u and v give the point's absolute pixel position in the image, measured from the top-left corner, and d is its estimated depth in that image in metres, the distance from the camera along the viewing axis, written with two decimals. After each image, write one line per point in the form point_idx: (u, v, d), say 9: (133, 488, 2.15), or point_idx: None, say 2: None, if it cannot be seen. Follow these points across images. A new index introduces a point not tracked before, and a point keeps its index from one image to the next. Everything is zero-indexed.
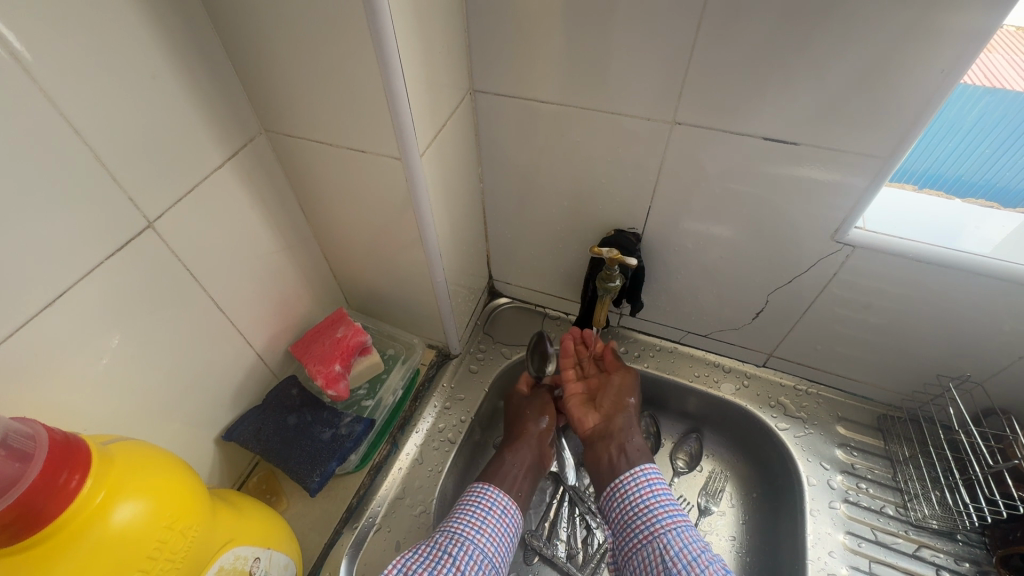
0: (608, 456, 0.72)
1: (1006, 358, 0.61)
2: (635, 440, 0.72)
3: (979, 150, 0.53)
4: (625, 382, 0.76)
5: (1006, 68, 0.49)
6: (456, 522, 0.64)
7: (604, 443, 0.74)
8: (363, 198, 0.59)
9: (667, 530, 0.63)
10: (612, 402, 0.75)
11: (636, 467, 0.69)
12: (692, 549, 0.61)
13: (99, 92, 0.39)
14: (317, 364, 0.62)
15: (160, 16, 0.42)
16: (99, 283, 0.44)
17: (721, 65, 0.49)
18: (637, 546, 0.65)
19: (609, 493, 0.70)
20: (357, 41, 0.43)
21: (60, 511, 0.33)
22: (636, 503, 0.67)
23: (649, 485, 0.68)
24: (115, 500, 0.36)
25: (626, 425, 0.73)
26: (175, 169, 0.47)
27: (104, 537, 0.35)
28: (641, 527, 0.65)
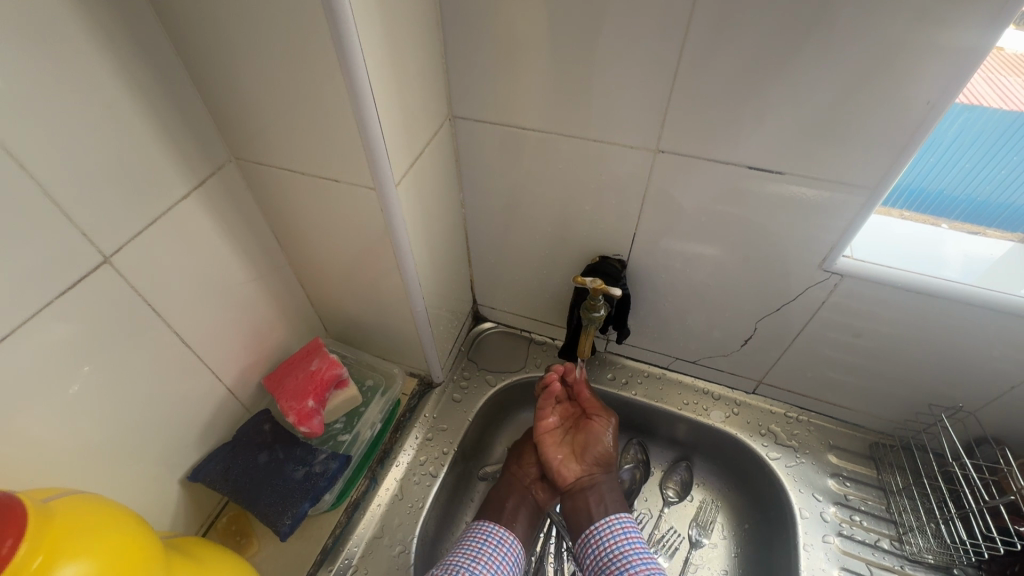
0: (585, 506, 0.69)
1: (999, 387, 0.60)
2: (614, 491, 0.70)
3: (959, 164, 0.51)
4: (609, 429, 0.73)
5: (979, 83, 0.47)
6: (454, 556, 0.63)
7: (584, 494, 0.70)
8: (340, 226, 0.57)
9: (641, 574, 0.62)
10: (594, 451, 0.71)
11: (611, 516, 0.67)
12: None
13: (51, 122, 0.37)
14: (289, 400, 0.59)
15: (120, 45, 0.40)
16: (50, 323, 0.41)
17: (701, 94, 0.48)
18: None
19: (583, 540, 0.67)
20: (327, 68, 0.41)
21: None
22: (609, 550, 0.65)
23: (623, 531, 0.66)
24: (56, 559, 0.33)
25: (607, 476, 0.71)
26: (136, 201, 0.45)
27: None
28: (616, 572, 0.63)
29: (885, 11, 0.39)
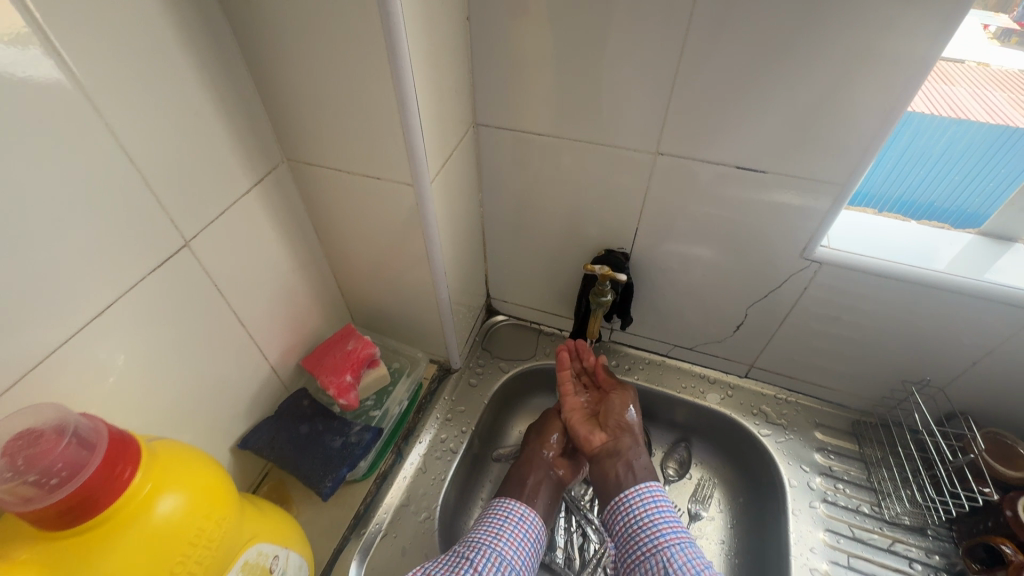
0: (614, 474, 0.72)
1: (963, 363, 0.67)
2: (642, 457, 0.73)
3: (950, 175, 0.62)
4: (625, 398, 0.77)
5: (968, 99, 0.57)
6: (477, 532, 0.66)
7: (611, 460, 0.74)
8: (377, 220, 0.64)
9: (670, 542, 0.65)
10: (615, 418, 0.76)
11: (641, 484, 0.70)
12: (697, 563, 0.62)
13: (150, 125, 0.44)
14: (329, 375, 0.66)
15: (204, 62, 0.48)
16: (138, 297, 0.48)
17: (694, 103, 0.56)
18: (641, 558, 0.65)
19: (614, 506, 0.71)
20: (378, 79, 0.48)
21: (109, 503, 0.36)
22: (639, 517, 0.68)
23: (651, 499, 0.69)
24: (156, 493, 0.39)
25: (631, 441, 0.74)
26: (209, 194, 0.52)
27: (142, 530, 0.38)
28: (645, 539, 0.66)
29: (848, 34, 0.47)
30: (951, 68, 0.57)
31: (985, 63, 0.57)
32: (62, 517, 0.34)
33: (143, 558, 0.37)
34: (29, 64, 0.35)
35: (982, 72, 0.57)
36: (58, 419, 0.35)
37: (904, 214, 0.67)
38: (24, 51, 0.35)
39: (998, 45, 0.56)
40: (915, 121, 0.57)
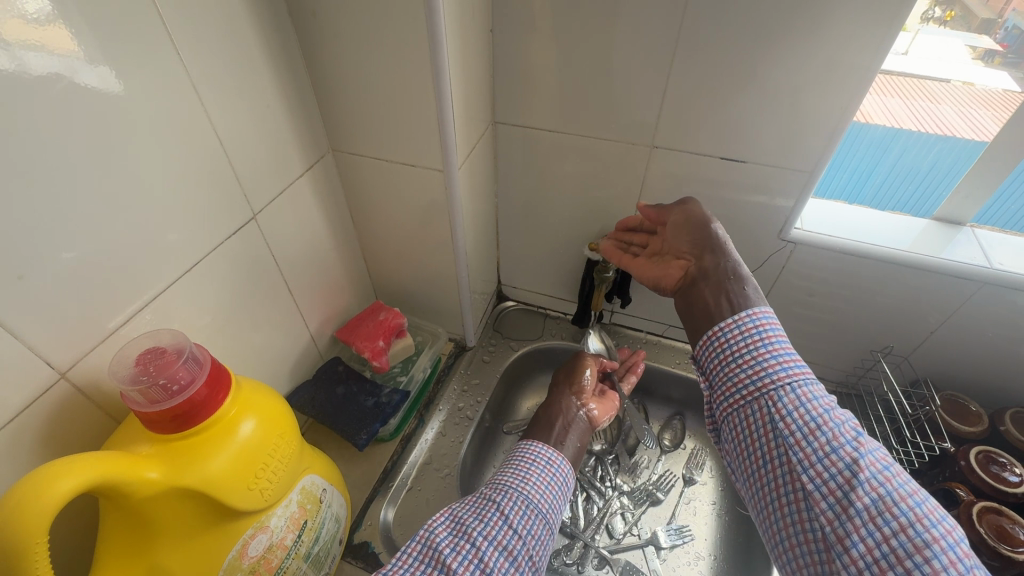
0: (705, 301, 0.64)
1: (922, 334, 0.76)
2: (737, 271, 0.64)
3: (938, 189, 0.76)
4: (688, 214, 0.67)
5: (953, 116, 0.70)
6: (504, 476, 0.68)
7: (698, 288, 0.66)
8: (408, 205, 0.73)
9: (780, 385, 0.57)
10: (692, 240, 0.67)
11: (740, 312, 0.61)
12: (812, 408, 0.55)
13: (231, 116, 0.53)
14: (363, 341, 0.75)
15: (274, 65, 0.57)
16: (213, 262, 0.56)
17: (686, 103, 0.65)
18: (740, 403, 0.60)
19: (706, 343, 0.63)
20: (421, 79, 0.57)
21: (206, 416, 0.43)
22: (741, 356, 0.60)
23: (758, 334, 0.60)
24: (241, 415, 0.46)
25: (718, 258, 0.65)
26: (270, 177, 0.60)
27: (233, 444, 0.45)
28: (747, 383, 0.59)
29: (810, 45, 0.56)
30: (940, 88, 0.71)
31: (969, 82, 0.69)
32: (171, 423, 0.42)
33: (232, 466, 0.44)
34: (68, 71, 0.39)
35: (968, 90, 0.71)
36: (177, 344, 0.44)
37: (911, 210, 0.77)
38: (62, 59, 0.38)
39: (981, 63, 0.69)
40: (904, 135, 0.73)
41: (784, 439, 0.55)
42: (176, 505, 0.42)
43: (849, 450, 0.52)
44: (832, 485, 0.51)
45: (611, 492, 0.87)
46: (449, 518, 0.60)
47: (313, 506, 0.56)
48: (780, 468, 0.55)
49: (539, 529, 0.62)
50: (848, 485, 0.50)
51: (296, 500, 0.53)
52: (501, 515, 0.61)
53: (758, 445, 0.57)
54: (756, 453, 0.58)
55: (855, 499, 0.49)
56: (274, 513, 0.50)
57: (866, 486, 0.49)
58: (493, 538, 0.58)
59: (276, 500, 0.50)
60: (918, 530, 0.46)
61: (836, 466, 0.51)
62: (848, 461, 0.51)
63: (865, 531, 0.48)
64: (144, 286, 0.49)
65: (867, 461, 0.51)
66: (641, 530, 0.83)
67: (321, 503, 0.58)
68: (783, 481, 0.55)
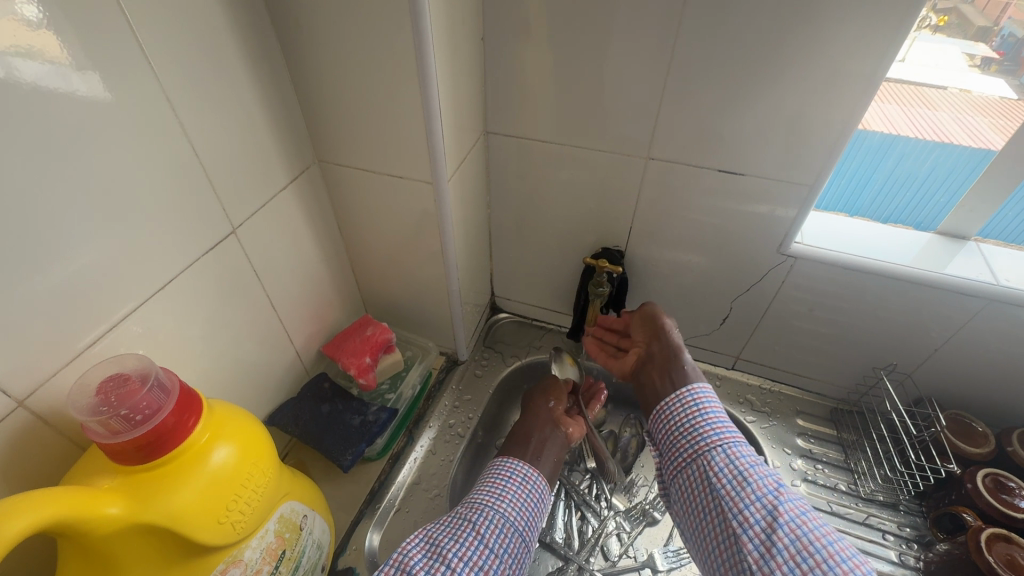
0: (654, 384, 0.70)
1: (925, 351, 0.74)
2: (678, 356, 0.70)
3: (937, 198, 0.71)
4: (644, 310, 0.75)
5: (950, 124, 0.65)
6: (478, 494, 0.67)
7: (647, 371, 0.72)
8: (397, 217, 0.70)
9: (713, 447, 0.62)
10: (645, 329, 0.74)
11: (681, 388, 0.67)
12: (739, 464, 0.59)
13: (209, 125, 0.51)
14: (350, 357, 0.73)
15: (255, 73, 0.55)
16: (191, 277, 0.54)
17: (682, 114, 0.63)
18: (682, 465, 0.64)
19: (655, 416, 0.68)
20: (408, 88, 0.55)
21: (176, 444, 0.41)
22: (681, 425, 0.65)
23: (696, 405, 0.65)
24: (215, 442, 0.44)
25: (663, 344, 0.72)
26: (252, 189, 0.58)
27: (205, 474, 0.42)
28: (686, 446, 0.64)
29: (811, 54, 0.54)
30: (937, 95, 0.66)
31: (966, 90, 0.65)
32: (135, 454, 0.39)
33: (201, 499, 0.42)
34: (61, 79, 0.39)
35: (965, 98, 0.65)
36: (143, 370, 0.41)
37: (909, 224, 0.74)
38: (55, 66, 0.38)
39: (978, 72, 0.65)
40: (902, 143, 0.66)
41: (718, 493, 0.59)
42: (141, 541, 0.40)
43: (770, 498, 0.56)
44: (758, 529, 0.55)
45: (607, 512, 0.84)
46: (423, 540, 0.59)
47: (293, 534, 0.54)
48: (716, 520, 0.58)
49: (515, 547, 0.63)
50: (770, 528, 0.54)
51: (273, 530, 0.50)
52: (477, 535, 0.61)
53: (698, 501, 0.61)
54: (698, 510, 0.61)
55: (777, 539, 0.53)
56: (248, 545, 0.48)
57: (785, 527, 0.53)
58: (469, 559, 0.58)
59: (251, 531, 0.47)
60: (829, 565, 0.50)
61: (759, 511, 0.55)
62: (770, 507, 0.55)
63: (786, 568, 0.51)
64: (115, 303, 0.47)
65: (786, 507, 0.55)
66: (636, 552, 0.80)
67: (301, 530, 0.55)
68: (719, 531, 0.58)
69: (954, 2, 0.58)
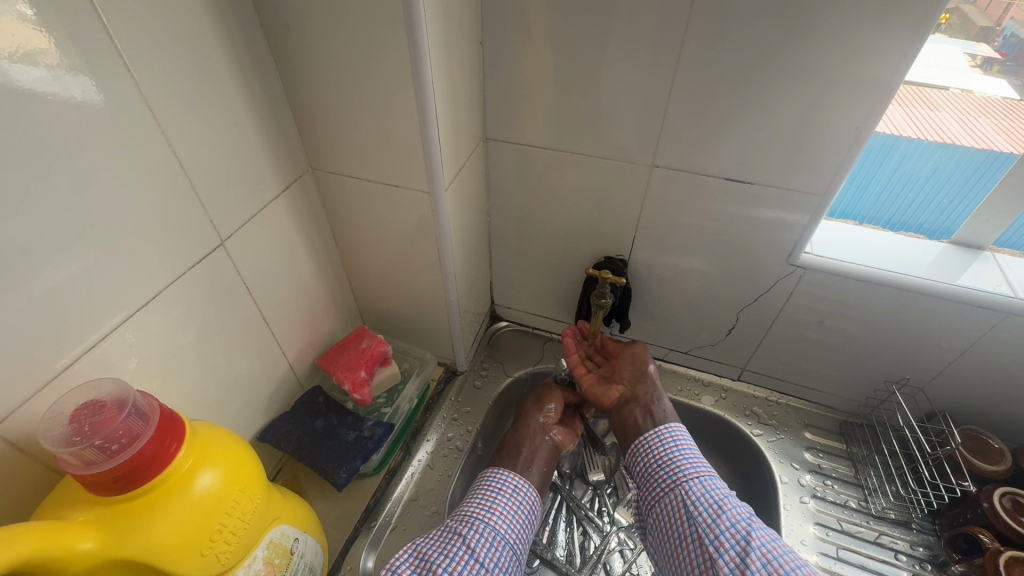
0: (635, 419, 0.73)
1: (940, 364, 0.71)
2: (661, 400, 0.74)
3: (938, 199, 0.68)
4: (636, 351, 0.78)
5: (951, 124, 0.63)
6: (469, 506, 0.66)
7: (629, 408, 0.74)
8: (394, 227, 0.68)
9: (690, 478, 0.65)
10: (632, 369, 0.77)
11: (660, 425, 0.70)
12: (714, 494, 0.63)
13: (197, 135, 0.49)
14: (344, 371, 0.71)
15: (245, 79, 0.53)
16: (178, 291, 0.52)
17: (688, 121, 0.61)
18: (660, 494, 0.66)
19: (633, 450, 0.71)
20: (403, 94, 0.53)
21: (156, 473, 0.39)
22: (659, 457, 0.68)
23: (673, 440, 0.69)
24: (199, 467, 0.41)
25: (648, 386, 0.75)
26: (242, 199, 0.56)
27: (188, 502, 0.40)
28: (664, 476, 0.67)
29: (823, 60, 0.52)
30: (938, 95, 0.63)
31: (968, 90, 0.62)
32: (113, 484, 0.37)
33: (184, 529, 0.40)
34: (56, 83, 0.37)
35: (967, 98, 0.64)
36: (119, 394, 0.39)
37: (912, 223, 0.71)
38: (50, 70, 0.37)
39: (980, 72, 0.62)
40: (899, 144, 0.64)
41: (695, 520, 0.62)
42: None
43: (743, 525, 0.59)
44: (732, 554, 0.57)
45: (610, 527, 0.82)
46: (413, 554, 0.59)
47: (283, 559, 0.51)
48: (692, 546, 0.61)
49: (506, 561, 0.62)
50: (744, 552, 0.57)
51: (261, 557, 0.48)
52: (467, 549, 0.60)
53: (675, 528, 0.63)
54: (675, 538, 0.63)
55: (750, 563, 0.56)
56: (236, 574, 0.45)
57: (757, 552, 0.56)
58: (458, 573, 0.58)
59: (238, 559, 0.45)
60: None
61: (734, 537, 0.58)
62: (743, 532, 0.58)
63: None
64: (97, 321, 0.45)
65: (758, 533, 0.58)
66: (639, 570, 0.78)
67: (292, 555, 0.53)
68: (696, 557, 0.60)
69: (958, 3, 0.54)
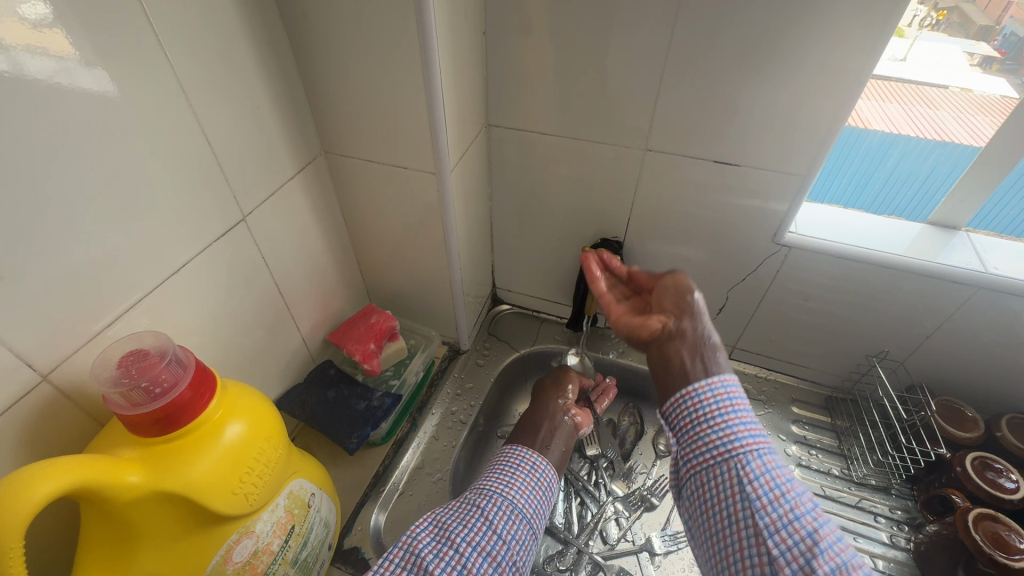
0: (680, 362, 0.54)
1: (917, 338, 0.76)
2: (718, 339, 0.54)
3: (934, 199, 0.73)
4: (674, 276, 0.61)
5: (951, 122, 0.67)
6: (488, 480, 0.67)
7: (674, 345, 0.55)
8: (401, 207, 0.72)
9: (746, 449, 0.48)
10: (678, 298, 0.58)
11: (713, 377, 0.52)
12: (776, 476, 0.47)
13: (221, 117, 0.53)
14: (354, 344, 0.75)
15: (264, 65, 0.57)
16: (203, 263, 0.56)
17: (678, 107, 0.65)
18: (706, 463, 0.50)
19: (671, 406, 0.53)
20: (411, 78, 0.57)
21: (190, 419, 0.43)
22: (708, 415, 0.51)
23: (729, 398, 0.51)
24: (227, 418, 0.45)
25: (698, 320, 0.55)
26: (260, 178, 0.60)
27: (218, 448, 0.44)
28: (714, 442, 0.50)
29: (801, 49, 0.56)
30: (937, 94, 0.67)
31: (967, 89, 0.66)
32: (152, 426, 0.41)
33: (215, 472, 0.44)
34: (65, 73, 0.39)
35: (967, 97, 0.67)
36: (161, 348, 0.44)
37: (908, 215, 0.75)
38: (59, 60, 0.39)
39: (980, 71, 0.65)
40: (900, 142, 0.69)
41: (750, 504, 0.46)
42: (157, 511, 0.42)
43: (810, 520, 0.44)
44: (795, 553, 0.42)
45: (606, 497, 0.86)
46: (431, 523, 0.59)
47: (301, 511, 0.55)
48: (742, 535, 0.46)
49: (523, 534, 0.62)
50: (810, 553, 0.42)
51: (282, 504, 0.52)
52: (486, 521, 0.60)
53: (718, 507, 0.48)
54: (720, 519, 0.48)
55: (817, 566, 0.41)
56: (260, 517, 0.50)
57: (826, 554, 0.42)
58: (476, 544, 0.57)
59: (261, 504, 0.49)
60: None
61: (798, 533, 0.43)
62: (810, 528, 0.43)
63: None
64: (132, 287, 0.49)
65: (826, 531, 0.43)
66: (635, 536, 0.82)
67: (310, 508, 0.57)
68: (744, 549, 0.45)
69: (955, 2, 0.60)
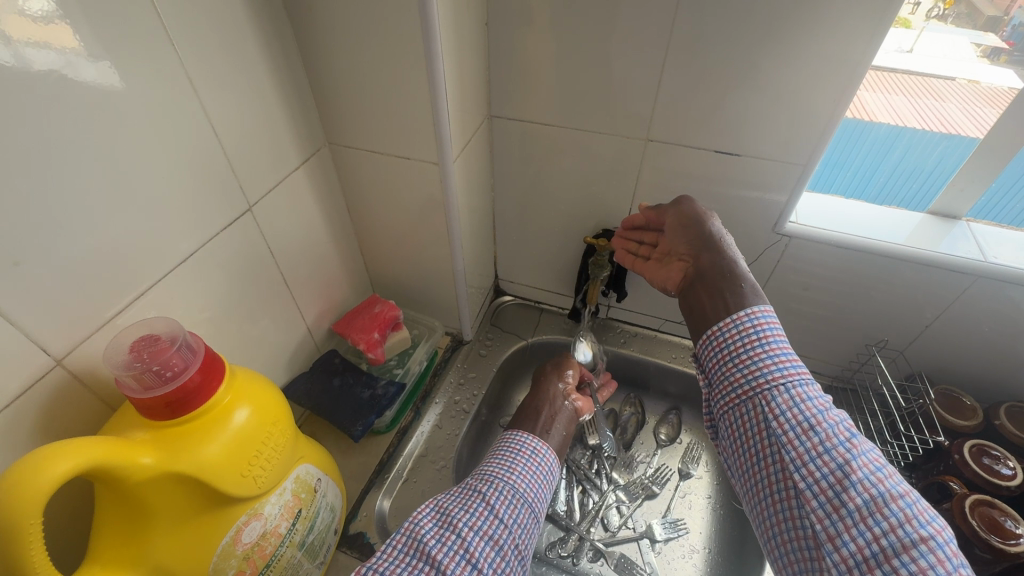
0: (702, 303, 0.62)
1: (917, 328, 0.76)
2: (732, 272, 0.61)
3: (937, 191, 0.73)
4: (682, 212, 0.66)
5: (957, 113, 0.68)
6: (489, 466, 0.68)
7: (696, 288, 0.63)
8: (404, 199, 0.73)
9: (774, 385, 0.54)
10: (686, 237, 0.65)
11: (737, 312, 0.58)
12: (806, 409, 0.52)
13: (226, 107, 0.54)
14: (359, 333, 0.77)
15: (269, 55, 0.57)
16: (209, 252, 0.57)
17: (680, 97, 0.65)
18: (735, 402, 0.57)
19: (705, 342, 0.60)
20: (415, 69, 0.57)
21: (200, 404, 0.44)
22: (736, 355, 0.57)
23: (755, 332, 0.57)
24: (236, 403, 0.46)
25: (713, 254, 0.63)
26: (265, 169, 0.61)
27: (228, 432, 0.45)
28: (741, 381, 0.56)
29: (803, 37, 0.56)
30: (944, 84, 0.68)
31: (974, 80, 0.66)
32: (164, 409, 0.42)
33: (226, 456, 0.45)
34: (66, 65, 0.39)
35: (974, 88, 0.68)
36: (171, 333, 0.45)
37: (914, 207, 0.75)
38: (61, 53, 0.39)
39: (986, 62, 0.65)
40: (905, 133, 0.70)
41: (776, 439, 0.52)
42: (170, 492, 0.43)
43: (842, 451, 0.49)
44: (823, 485, 0.48)
45: (608, 486, 0.87)
46: (434, 509, 0.60)
47: (308, 495, 0.57)
48: (771, 469, 0.53)
49: (525, 518, 0.62)
50: (840, 486, 0.48)
51: (289, 488, 0.53)
52: (487, 505, 0.61)
53: (752, 443, 0.55)
54: (750, 454, 0.55)
55: (847, 500, 0.47)
56: (268, 500, 0.51)
57: (858, 487, 0.47)
58: (478, 529, 0.58)
59: (270, 487, 0.51)
60: (893, 511, 0.45)
61: (828, 466, 0.49)
62: (841, 461, 0.48)
63: (856, 531, 0.46)
64: (140, 276, 0.50)
65: (860, 463, 0.48)
66: (636, 523, 0.84)
67: (316, 492, 0.58)
68: (774, 481, 0.52)
69: None
